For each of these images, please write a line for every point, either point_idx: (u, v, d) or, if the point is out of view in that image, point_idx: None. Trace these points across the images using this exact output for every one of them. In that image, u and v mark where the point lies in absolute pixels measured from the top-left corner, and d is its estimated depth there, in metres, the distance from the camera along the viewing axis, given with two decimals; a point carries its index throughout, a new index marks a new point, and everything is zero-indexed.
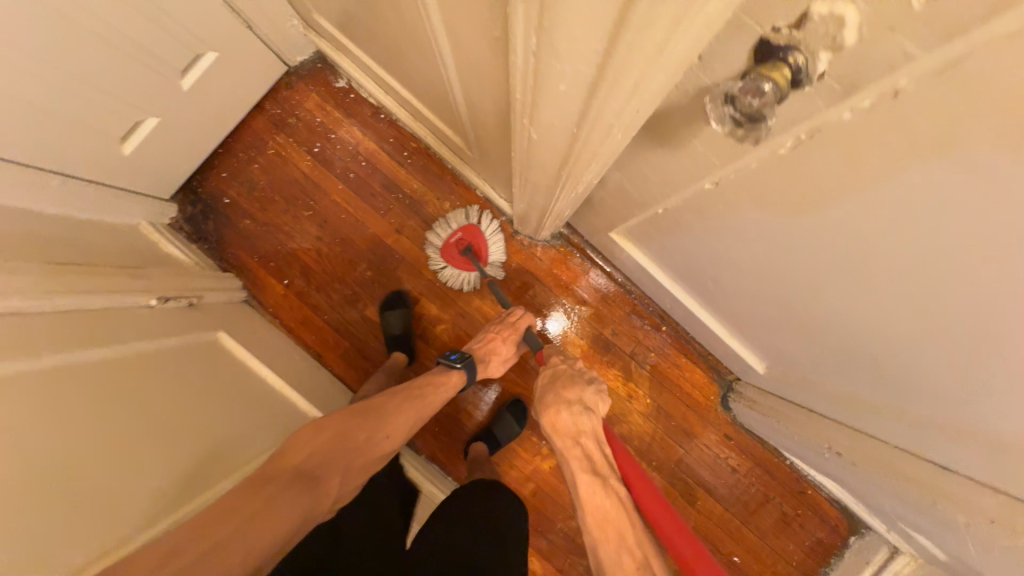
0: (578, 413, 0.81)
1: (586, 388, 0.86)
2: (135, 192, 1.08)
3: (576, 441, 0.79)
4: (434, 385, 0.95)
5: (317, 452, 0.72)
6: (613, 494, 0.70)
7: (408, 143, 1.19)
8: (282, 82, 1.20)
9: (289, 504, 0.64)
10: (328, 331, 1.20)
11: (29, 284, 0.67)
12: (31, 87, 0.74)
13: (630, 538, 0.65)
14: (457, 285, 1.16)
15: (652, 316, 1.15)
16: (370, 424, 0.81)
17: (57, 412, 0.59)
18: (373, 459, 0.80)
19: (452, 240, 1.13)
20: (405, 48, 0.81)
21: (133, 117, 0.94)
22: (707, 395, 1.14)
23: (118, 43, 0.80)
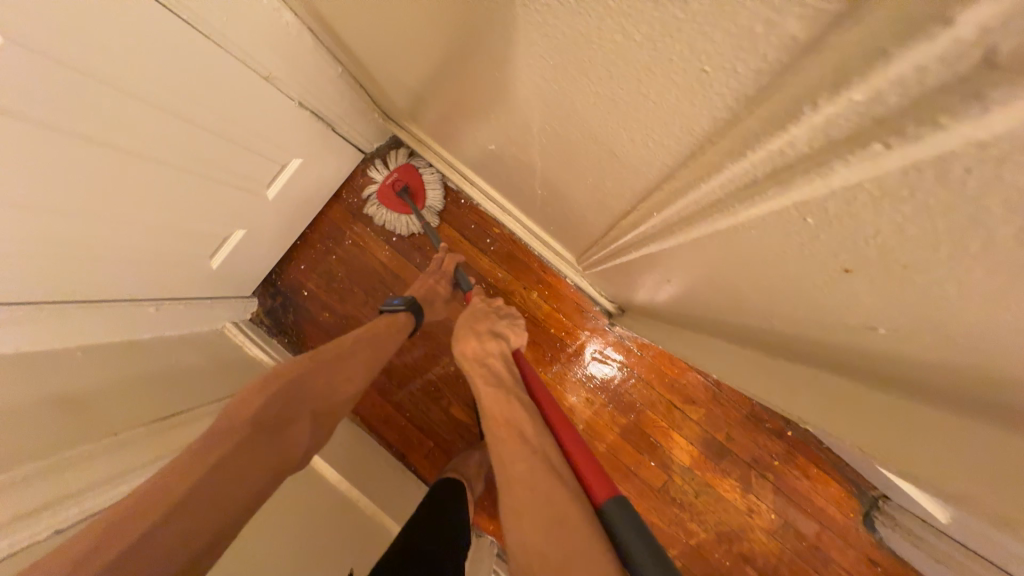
0: (485, 336, 0.76)
1: (498, 320, 0.81)
2: (222, 298, 1.06)
3: (482, 363, 0.72)
4: (382, 332, 0.81)
5: (260, 402, 0.62)
6: (511, 399, 0.63)
7: (490, 227, 1.10)
8: (359, 168, 1.15)
9: (226, 469, 0.56)
10: (410, 429, 1.13)
11: (133, 462, 0.63)
12: (121, 230, 0.71)
13: (528, 433, 0.57)
14: (398, 229, 1.13)
15: (775, 419, 1.00)
16: (329, 369, 0.71)
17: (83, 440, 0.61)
18: (325, 404, 0.69)
19: (388, 180, 1.07)
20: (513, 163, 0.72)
21: (220, 234, 0.91)
22: (846, 512, 0.98)
23: (207, 173, 0.77)
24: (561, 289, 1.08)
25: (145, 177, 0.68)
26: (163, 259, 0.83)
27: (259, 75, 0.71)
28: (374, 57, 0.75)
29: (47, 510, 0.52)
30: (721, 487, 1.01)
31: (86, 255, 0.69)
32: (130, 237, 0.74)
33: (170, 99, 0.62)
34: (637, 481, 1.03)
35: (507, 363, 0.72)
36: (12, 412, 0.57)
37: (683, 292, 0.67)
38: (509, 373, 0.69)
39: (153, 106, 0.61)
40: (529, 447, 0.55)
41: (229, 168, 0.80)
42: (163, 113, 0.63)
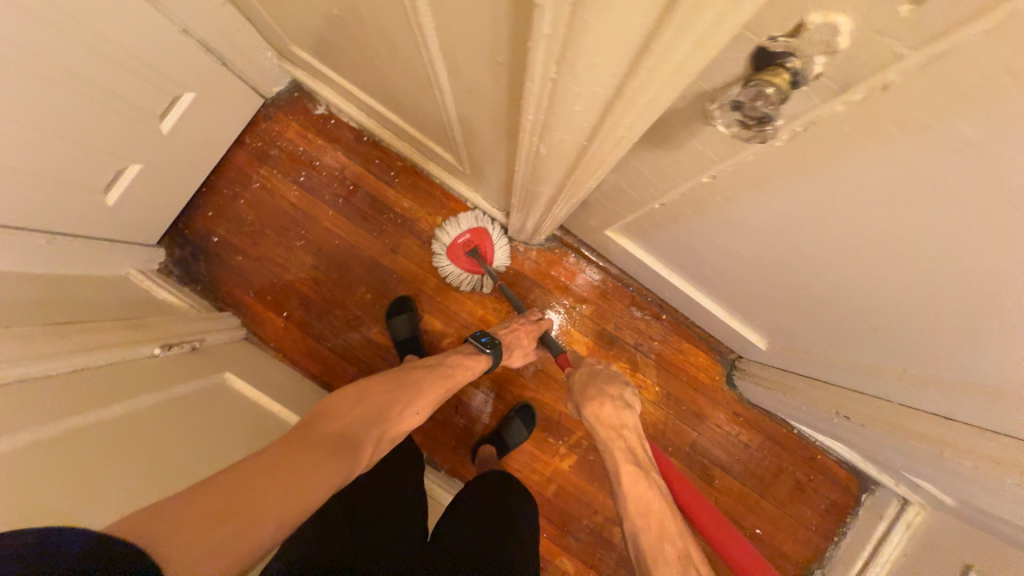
0: (621, 405, 0.80)
1: (627, 385, 0.84)
2: (121, 242, 1.06)
3: (617, 439, 0.78)
4: (455, 365, 0.91)
5: (353, 419, 0.70)
6: (657, 491, 0.72)
7: (393, 162, 1.19)
8: (259, 114, 1.19)
9: (329, 466, 0.61)
10: (333, 358, 1.19)
11: (30, 350, 0.66)
12: (13, 150, 0.72)
13: (670, 530, 0.68)
14: (461, 285, 1.17)
15: (651, 306, 1.18)
16: (404, 395, 0.79)
17: (13, 335, 0.65)
18: (398, 430, 0.77)
19: (461, 241, 1.13)
20: (386, 71, 0.82)
21: (114, 166, 0.92)
22: (712, 376, 1.17)
23: (94, 95, 0.79)
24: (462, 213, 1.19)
25: (32, 94, 0.70)
26: (54, 188, 0.84)
27: None
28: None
29: None
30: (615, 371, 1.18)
31: None
32: (20, 158, 0.74)
33: (54, 11, 0.65)
34: None
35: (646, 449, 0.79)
36: None
37: None
38: (645, 453, 0.77)
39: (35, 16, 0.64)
40: (674, 547, 0.67)
41: (117, 94, 0.83)
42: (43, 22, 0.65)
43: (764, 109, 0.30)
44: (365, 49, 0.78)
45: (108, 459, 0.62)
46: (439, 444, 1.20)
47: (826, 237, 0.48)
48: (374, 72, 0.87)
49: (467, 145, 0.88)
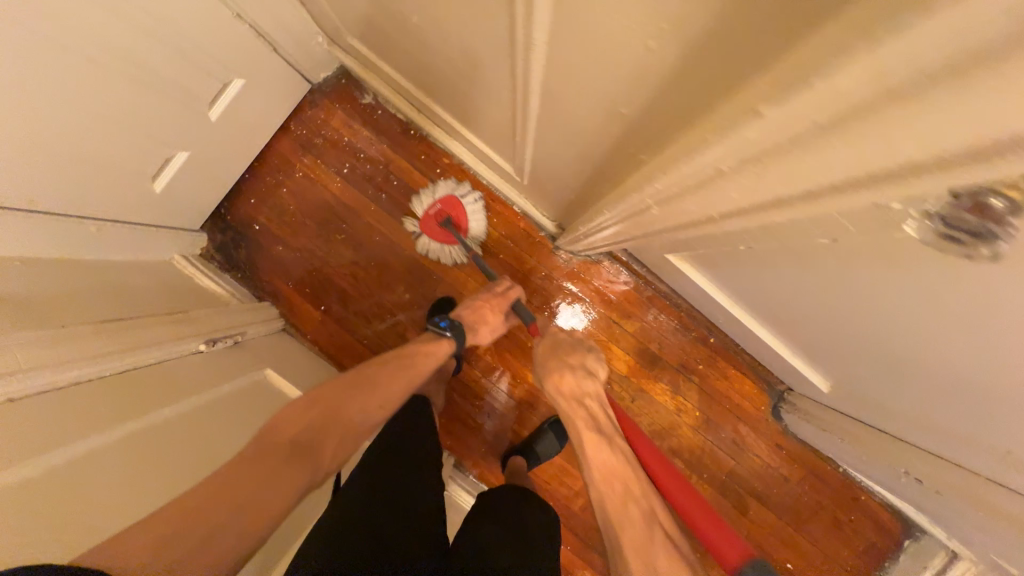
0: (580, 375, 0.81)
1: (587, 355, 0.85)
2: (167, 228, 1.06)
3: (579, 404, 0.78)
4: (422, 354, 0.87)
5: (309, 423, 0.66)
6: (618, 453, 0.71)
7: (440, 159, 1.14)
8: (305, 100, 1.15)
9: (285, 478, 0.58)
10: (368, 355, 1.18)
11: (80, 353, 0.65)
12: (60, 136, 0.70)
13: (635, 491, 0.67)
14: (445, 260, 1.15)
15: (700, 328, 1.12)
16: (364, 395, 0.75)
17: (63, 337, 0.65)
18: (364, 429, 0.74)
19: (433, 211, 1.12)
20: (447, 72, 0.76)
21: (162, 154, 0.90)
22: (757, 405, 1.12)
23: (143, 81, 0.76)
24: (509, 218, 1.14)
25: (78, 81, 0.67)
26: (102, 175, 0.82)
27: None
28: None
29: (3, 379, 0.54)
30: (654, 391, 1.13)
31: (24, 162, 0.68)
32: (67, 146, 0.72)
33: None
34: None
35: (607, 412, 0.79)
36: None
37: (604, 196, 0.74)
38: (608, 420, 0.77)
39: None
40: (636, 503, 0.66)
41: (165, 81, 0.80)
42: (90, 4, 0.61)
43: (980, 227, 0.24)
44: (428, 48, 0.73)
45: (159, 472, 0.62)
46: (469, 449, 1.20)
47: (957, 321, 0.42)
48: (432, 70, 0.82)
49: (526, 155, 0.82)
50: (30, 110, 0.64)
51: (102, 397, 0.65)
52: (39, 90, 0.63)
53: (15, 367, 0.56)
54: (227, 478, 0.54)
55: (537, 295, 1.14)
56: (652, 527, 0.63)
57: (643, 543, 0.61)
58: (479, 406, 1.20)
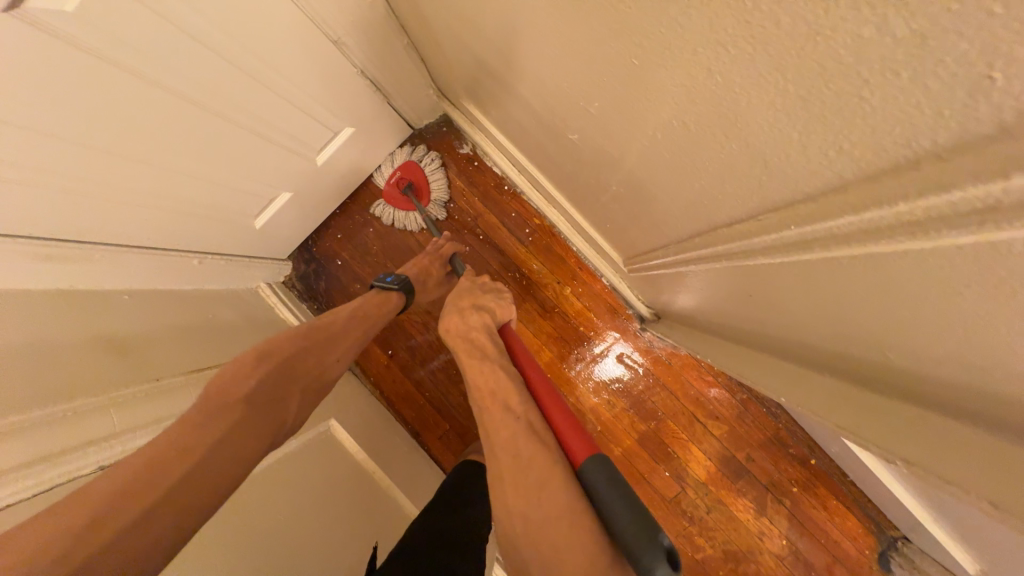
0: (468, 315, 0.74)
1: (487, 299, 0.80)
2: (260, 258, 1.08)
3: (466, 336, 0.70)
4: (373, 310, 0.81)
5: (260, 376, 0.59)
6: (495, 368, 0.61)
7: (531, 218, 1.09)
8: (405, 143, 1.13)
9: (245, 435, 0.53)
10: (428, 408, 1.14)
11: (167, 408, 0.65)
12: (177, 180, 0.71)
13: (511, 400, 0.55)
14: (410, 228, 1.13)
15: (799, 445, 0.98)
16: (319, 347, 0.69)
17: (155, 393, 0.64)
18: (325, 386, 0.69)
19: (392, 180, 1.09)
20: (564, 155, 0.71)
21: (267, 195, 0.91)
22: (861, 549, 0.95)
23: (262, 131, 0.77)
24: (596, 289, 1.06)
25: (201, 130, 0.67)
26: (212, 216, 0.84)
27: (330, 42, 0.72)
28: (439, 35, 0.73)
29: (96, 447, 0.53)
30: (736, 507, 1.00)
31: (142, 203, 0.70)
32: (180, 186, 0.73)
33: (239, 52, 0.62)
34: (649, 490, 1.02)
35: (494, 337, 0.70)
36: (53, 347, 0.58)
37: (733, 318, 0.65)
38: (495, 344, 0.68)
39: (221, 57, 0.61)
40: (513, 415, 0.53)
41: (280, 130, 0.80)
42: (222, 58, 0.61)
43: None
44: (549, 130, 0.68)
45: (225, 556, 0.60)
46: None
47: None
48: (548, 146, 0.77)
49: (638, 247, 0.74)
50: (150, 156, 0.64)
51: None
52: (164, 137, 0.64)
53: (110, 431, 0.56)
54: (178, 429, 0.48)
55: (613, 377, 1.06)
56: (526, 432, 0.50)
57: (522, 466, 0.47)
58: None
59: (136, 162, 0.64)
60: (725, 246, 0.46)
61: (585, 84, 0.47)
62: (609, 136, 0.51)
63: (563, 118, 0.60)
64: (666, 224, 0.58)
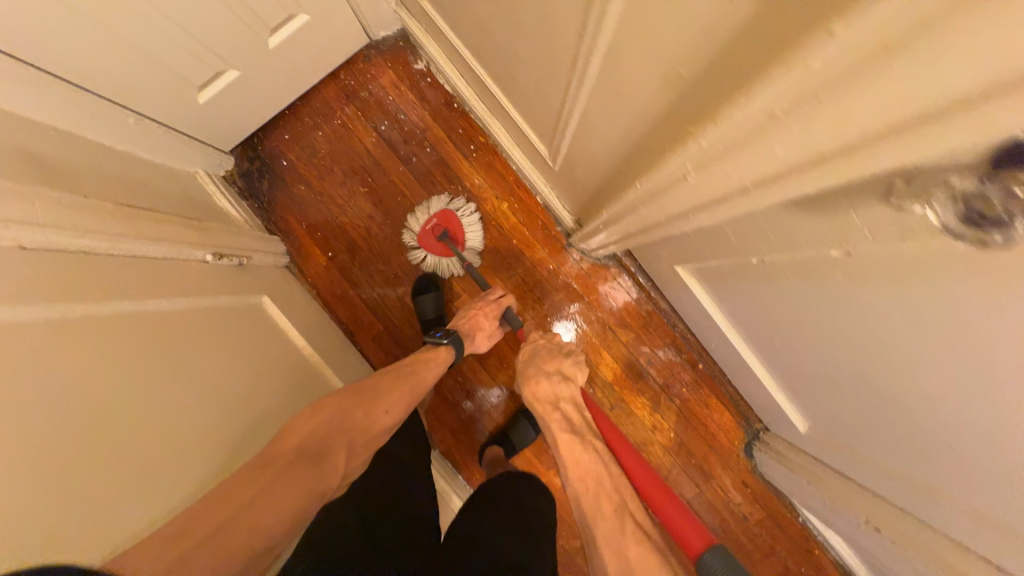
0: (554, 382, 0.88)
1: (564, 360, 0.93)
2: (200, 141, 1.07)
3: (555, 408, 0.85)
4: (426, 366, 0.94)
5: (317, 431, 0.72)
6: (591, 450, 0.78)
7: (476, 136, 1.16)
8: (361, 53, 1.17)
9: (285, 486, 0.61)
10: (364, 310, 1.19)
11: (97, 224, 0.66)
12: (126, 22, 0.72)
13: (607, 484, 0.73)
14: (443, 272, 1.17)
15: (691, 352, 1.13)
16: (364, 403, 0.81)
17: (86, 207, 0.65)
18: (374, 436, 0.80)
19: (428, 227, 1.13)
20: (500, 45, 0.79)
21: (214, 67, 0.92)
22: (732, 440, 1.13)
23: None
24: (531, 207, 1.16)
25: None
26: (153, 73, 0.84)
27: None
28: None
29: (19, 225, 0.54)
30: (635, 406, 1.14)
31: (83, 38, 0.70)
32: (124, 27, 0.73)
33: None
34: None
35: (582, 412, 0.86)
36: None
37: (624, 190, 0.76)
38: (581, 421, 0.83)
39: None
40: (612, 499, 0.71)
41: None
42: None
43: (1003, 210, 0.26)
44: (488, 18, 0.75)
45: (138, 358, 0.61)
46: (441, 424, 1.19)
47: (938, 354, 0.44)
48: (488, 41, 0.83)
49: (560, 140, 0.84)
50: None
51: (108, 270, 0.65)
52: None
53: (32, 215, 0.57)
54: (245, 476, 0.59)
55: (540, 287, 1.16)
56: (622, 516, 0.69)
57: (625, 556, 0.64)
58: (460, 385, 1.20)
59: None
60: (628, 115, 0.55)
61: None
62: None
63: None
64: (558, 92, 0.66)
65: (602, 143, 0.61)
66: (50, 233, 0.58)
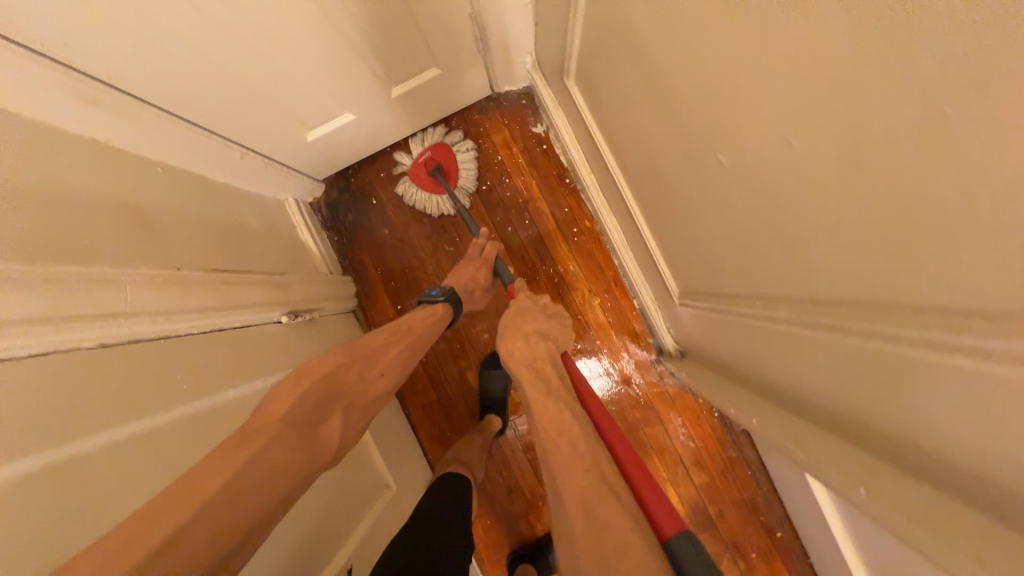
0: (532, 340, 0.71)
1: (544, 320, 0.77)
2: (297, 171, 1.00)
3: (532, 367, 0.66)
4: (422, 323, 0.80)
5: (303, 402, 0.57)
6: (563, 406, 0.58)
7: (582, 218, 1.05)
8: (478, 103, 1.08)
9: (260, 474, 0.48)
10: (420, 374, 1.11)
11: (179, 301, 0.59)
12: (244, 60, 0.67)
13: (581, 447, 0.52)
14: (434, 212, 1.09)
15: (771, 515, 0.98)
16: (363, 358, 0.68)
17: (170, 282, 0.58)
18: (369, 401, 0.67)
19: (421, 159, 1.05)
20: (644, 169, 0.68)
21: (330, 108, 0.86)
22: None
23: (350, 36, 0.72)
24: (624, 308, 1.04)
25: (293, 15, 0.64)
26: (266, 111, 0.79)
27: None
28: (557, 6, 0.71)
29: (98, 321, 0.48)
30: None
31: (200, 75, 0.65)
32: (237, 57, 0.66)
33: None
34: None
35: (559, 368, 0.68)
36: (77, 195, 0.53)
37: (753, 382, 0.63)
38: (562, 381, 0.64)
39: None
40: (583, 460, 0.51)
41: (359, 32, 0.73)
42: None
43: None
44: (641, 145, 0.65)
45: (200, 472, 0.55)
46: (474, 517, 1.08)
47: None
48: (629, 149, 0.71)
49: (688, 284, 0.72)
50: (232, 30, 0.61)
51: (186, 354, 0.58)
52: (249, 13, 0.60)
53: (113, 302, 0.50)
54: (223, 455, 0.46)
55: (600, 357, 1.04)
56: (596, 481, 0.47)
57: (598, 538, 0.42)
58: (502, 481, 1.07)
59: (215, 30, 0.60)
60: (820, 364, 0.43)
61: (718, 105, 0.40)
62: (717, 159, 0.46)
63: (667, 132, 0.54)
64: None
65: (793, 370, 0.48)
66: (128, 323, 0.51)
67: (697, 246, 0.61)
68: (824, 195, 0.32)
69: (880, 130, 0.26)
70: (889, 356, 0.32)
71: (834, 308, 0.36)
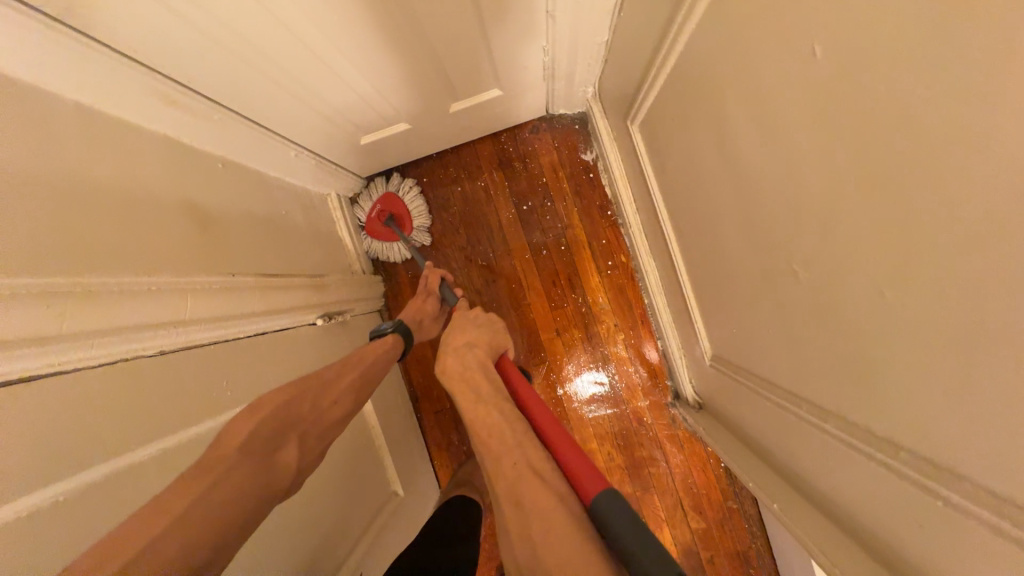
0: (463, 353, 0.67)
1: (472, 330, 0.73)
2: (342, 169, 1.01)
3: (464, 379, 0.62)
4: (373, 351, 0.73)
5: (259, 429, 0.49)
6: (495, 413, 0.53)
7: (618, 252, 1.06)
8: (531, 122, 1.09)
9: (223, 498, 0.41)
10: (436, 380, 1.13)
11: (231, 307, 0.61)
12: (315, 70, 0.68)
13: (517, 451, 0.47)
14: (397, 258, 1.11)
15: (761, 570, 0.99)
16: (319, 382, 0.60)
17: (224, 291, 0.61)
18: (329, 425, 0.59)
19: (372, 215, 1.04)
20: (696, 231, 0.69)
21: (387, 115, 0.87)
22: None
23: (422, 53, 0.73)
24: (646, 346, 1.05)
25: (371, 33, 0.65)
26: (329, 114, 0.80)
27: (542, 10, 0.71)
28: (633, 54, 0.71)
29: (161, 331, 0.51)
30: None
31: (270, 82, 0.67)
32: (301, 64, 0.66)
33: None
34: None
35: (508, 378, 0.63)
36: (149, 200, 0.55)
37: (772, 460, 0.64)
38: (495, 388, 0.59)
39: None
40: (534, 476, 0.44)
41: (428, 43, 0.72)
42: None
43: None
44: (697, 209, 0.66)
45: None
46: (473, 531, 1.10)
47: None
48: (686, 208, 0.71)
49: (720, 347, 0.73)
50: (308, 44, 0.62)
51: (233, 357, 0.61)
52: (328, 31, 0.61)
53: (174, 312, 0.53)
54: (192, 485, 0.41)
55: (598, 373, 1.06)
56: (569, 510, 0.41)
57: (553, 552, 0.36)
58: None
59: (295, 45, 0.61)
60: (851, 476, 0.44)
61: (809, 218, 0.41)
62: (784, 259, 0.46)
63: (736, 213, 0.55)
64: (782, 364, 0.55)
65: (825, 471, 0.49)
66: (187, 331, 0.54)
67: (739, 321, 0.61)
68: (899, 338, 0.33)
69: (983, 320, 0.27)
70: (932, 502, 0.33)
71: (892, 444, 0.37)
